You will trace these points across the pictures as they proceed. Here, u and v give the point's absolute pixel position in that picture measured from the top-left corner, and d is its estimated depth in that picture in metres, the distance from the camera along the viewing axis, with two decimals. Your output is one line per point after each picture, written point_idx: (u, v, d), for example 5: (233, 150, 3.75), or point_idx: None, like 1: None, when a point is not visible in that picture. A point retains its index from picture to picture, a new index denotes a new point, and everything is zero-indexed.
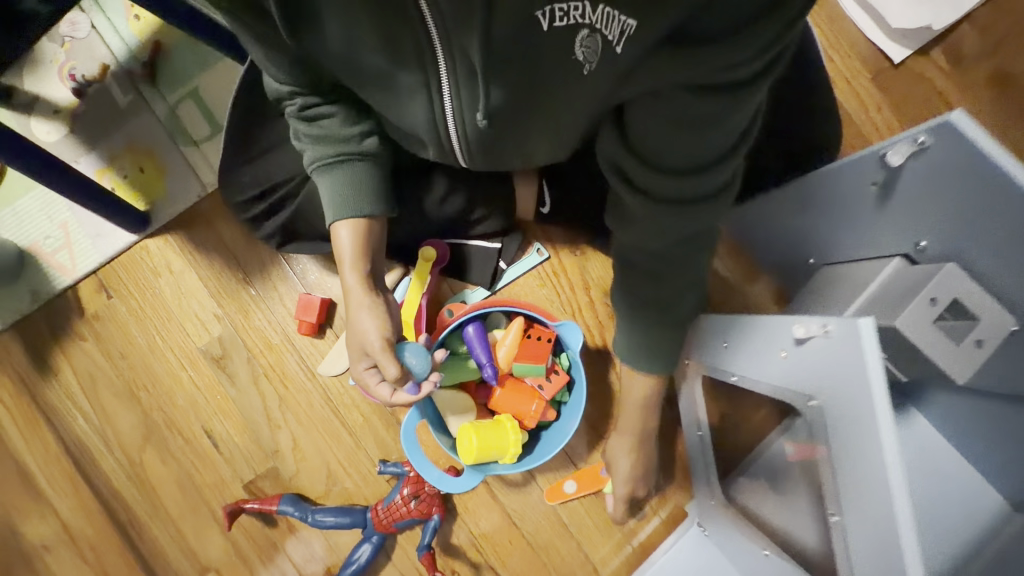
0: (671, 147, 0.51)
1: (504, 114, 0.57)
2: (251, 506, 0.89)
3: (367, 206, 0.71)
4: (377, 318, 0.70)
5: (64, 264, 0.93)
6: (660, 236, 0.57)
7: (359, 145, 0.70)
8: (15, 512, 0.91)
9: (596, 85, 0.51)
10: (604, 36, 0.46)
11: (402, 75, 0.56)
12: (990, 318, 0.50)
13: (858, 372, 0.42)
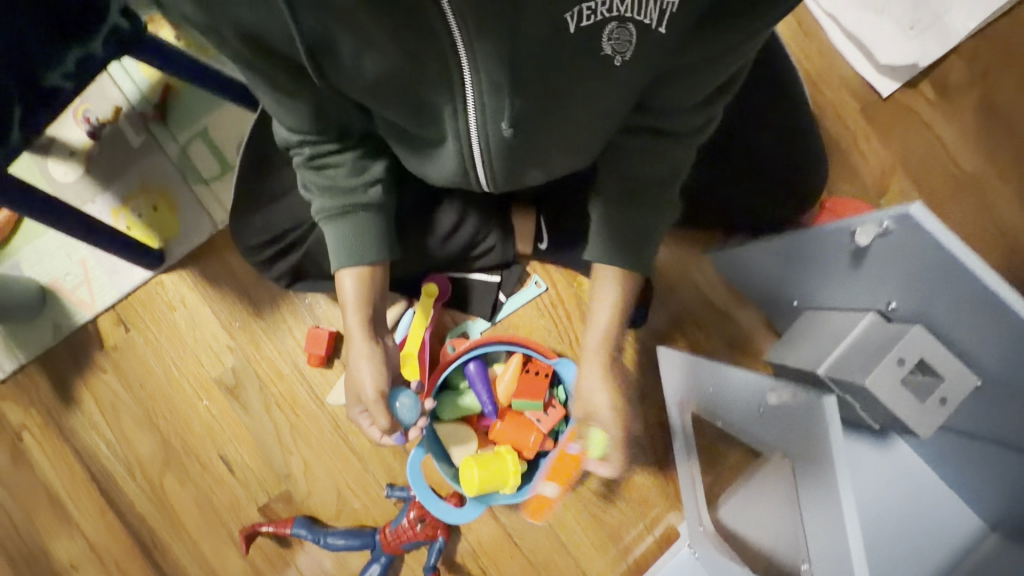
0: (681, 97, 0.61)
1: (527, 122, 0.60)
2: (267, 529, 0.94)
3: (371, 254, 0.74)
4: (376, 372, 0.76)
5: (84, 300, 0.98)
6: (656, 169, 0.67)
7: (363, 196, 0.72)
8: (45, 534, 0.96)
9: (621, 76, 0.56)
10: (638, 24, 0.50)
11: (431, 91, 0.58)
12: (953, 377, 0.54)
13: (823, 444, 0.49)
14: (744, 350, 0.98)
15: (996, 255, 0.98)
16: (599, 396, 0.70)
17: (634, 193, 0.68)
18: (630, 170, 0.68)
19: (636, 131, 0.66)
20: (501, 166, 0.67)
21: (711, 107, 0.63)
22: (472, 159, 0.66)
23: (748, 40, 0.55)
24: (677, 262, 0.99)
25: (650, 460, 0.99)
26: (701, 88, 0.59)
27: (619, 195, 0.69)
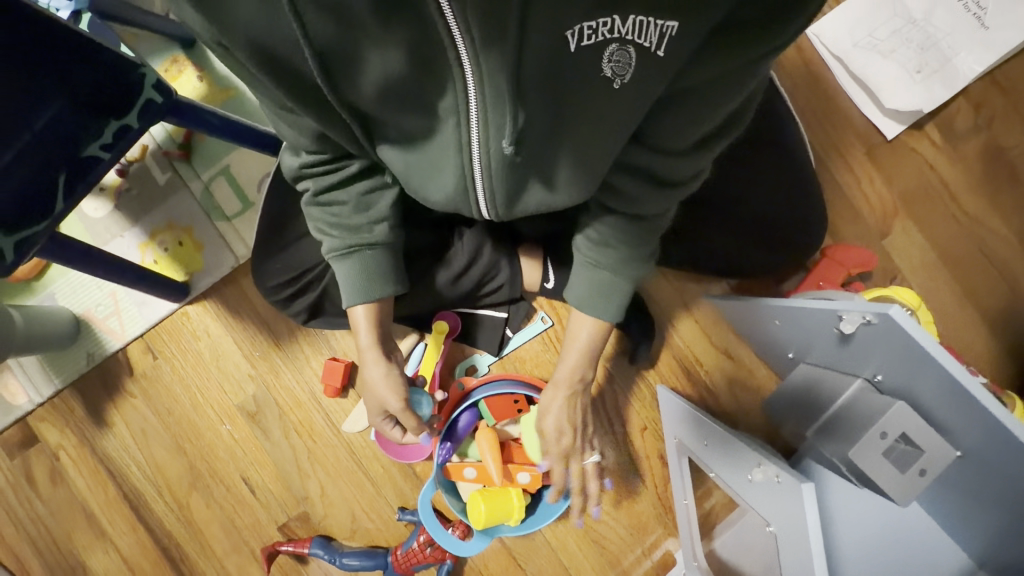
0: (684, 129, 0.64)
1: (528, 139, 0.61)
2: (286, 548, 1.00)
3: (380, 290, 0.78)
4: (392, 380, 0.82)
5: (115, 330, 1.04)
6: (653, 203, 0.72)
7: (370, 234, 0.76)
8: (82, 548, 1.04)
9: (626, 95, 0.59)
10: (637, 47, 0.53)
11: (439, 102, 0.59)
12: (932, 450, 0.57)
13: (802, 520, 0.56)
14: (742, 386, 1.02)
15: (994, 297, 1.01)
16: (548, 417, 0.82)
17: (635, 219, 0.74)
18: (636, 206, 0.73)
19: (637, 168, 0.70)
20: (505, 188, 0.69)
21: (715, 147, 0.68)
22: (473, 176, 0.67)
23: (750, 82, 0.59)
24: (679, 299, 1.02)
25: (649, 490, 1.03)
26: (702, 126, 0.63)
27: (622, 226, 0.75)
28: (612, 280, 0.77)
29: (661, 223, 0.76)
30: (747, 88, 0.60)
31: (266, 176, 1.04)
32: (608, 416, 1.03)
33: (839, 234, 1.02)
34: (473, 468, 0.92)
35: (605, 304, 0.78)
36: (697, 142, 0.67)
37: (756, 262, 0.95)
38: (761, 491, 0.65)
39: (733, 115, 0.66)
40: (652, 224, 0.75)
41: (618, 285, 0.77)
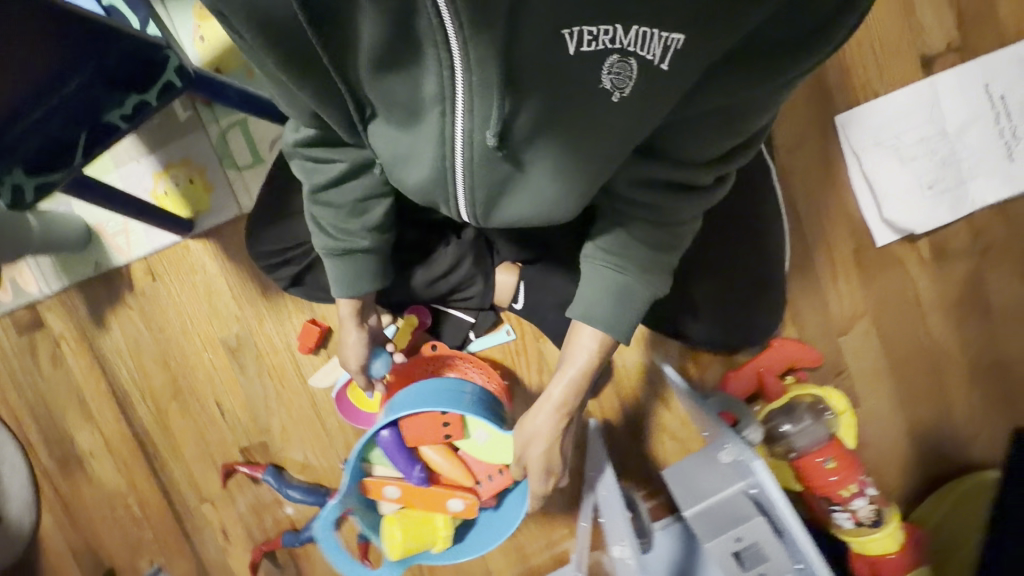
0: (704, 144, 0.63)
1: (517, 138, 0.59)
2: (242, 469, 1.16)
3: (364, 288, 0.86)
4: (362, 349, 0.93)
5: (122, 247, 1.13)
6: (660, 217, 0.69)
7: (362, 241, 0.83)
8: (71, 424, 1.19)
9: (621, 111, 0.58)
10: (639, 60, 0.53)
11: (424, 86, 0.56)
12: (776, 561, 0.68)
13: None
14: (670, 435, 1.11)
15: (925, 417, 1.07)
16: (545, 415, 0.77)
17: (648, 224, 0.70)
18: (657, 215, 0.69)
19: (648, 186, 0.68)
20: (486, 190, 0.65)
21: (726, 165, 0.67)
22: (454, 170, 0.63)
23: (759, 107, 0.60)
24: (635, 345, 1.09)
25: (563, 498, 1.16)
26: (714, 142, 0.63)
27: (631, 236, 0.70)
28: (627, 290, 0.70)
29: (679, 234, 0.71)
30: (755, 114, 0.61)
31: (281, 137, 1.08)
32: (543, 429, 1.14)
33: (804, 324, 1.05)
34: (398, 492, 1.00)
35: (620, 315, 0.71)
36: (706, 161, 0.65)
37: (716, 334, 1.00)
38: (620, 559, 0.73)
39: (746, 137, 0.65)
40: (669, 231, 0.70)
41: (633, 308, 0.71)
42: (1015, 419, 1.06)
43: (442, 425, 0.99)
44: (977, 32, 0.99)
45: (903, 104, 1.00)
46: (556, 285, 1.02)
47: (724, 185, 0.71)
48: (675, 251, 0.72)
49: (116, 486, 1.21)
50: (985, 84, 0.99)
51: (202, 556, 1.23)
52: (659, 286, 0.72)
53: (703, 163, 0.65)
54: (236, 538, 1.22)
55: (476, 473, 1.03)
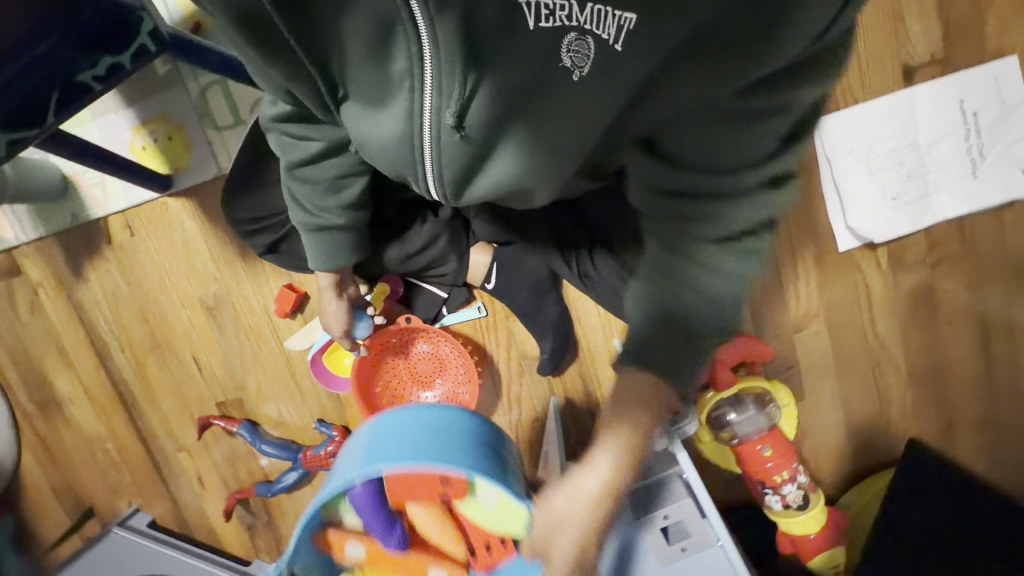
0: (730, 139, 0.50)
1: (481, 118, 0.56)
2: (218, 422, 1.22)
3: (342, 261, 0.91)
4: (342, 314, 1.01)
5: (99, 199, 1.13)
6: (706, 232, 0.53)
7: (339, 218, 0.86)
8: (52, 370, 1.23)
9: (590, 95, 0.53)
10: (597, 37, 0.49)
11: (393, 64, 0.55)
12: (698, 536, 0.80)
13: None
14: None
15: (864, 413, 1.14)
16: (585, 482, 0.56)
17: (689, 243, 0.54)
18: (696, 231, 0.53)
19: (681, 194, 0.53)
20: (454, 170, 0.63)
21: (782, 158, 0.51)
22: (421, 149, 0.61)
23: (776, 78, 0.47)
24: (600, 330, 1.16)
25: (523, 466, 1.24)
26: (753, 127, 0.49)
27: (672, 259, 0.55)
28: (673, 329, 0.54)
29: (738, 256, 0.53)
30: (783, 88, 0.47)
31: (261, 100, 1.07)
32: (507, 401, 1.20)
33: (761, 321, 1.10)
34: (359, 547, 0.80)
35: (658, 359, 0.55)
36: (753, 157, 0.50)
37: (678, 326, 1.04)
38: None
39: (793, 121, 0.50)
40: (724, 251, 0.53)
41: (681, 353, 0.54)
42: (945, 419, 1.15)
43: (443, 475, 0.78)
44: (960, 45, 1.00)
45: (879, 114, 1.02)
46: (526, 267, 1.06)
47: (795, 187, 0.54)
48: (743, 282, 0.53)
49: (97, 430, 1.27)
50: (960, 100, 1.01)
51: (179, 499, 1.30)
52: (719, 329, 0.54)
53: (743, 160, 0.50)
54: (211, 485, 1.29)
55: (470, 541, 0.83)
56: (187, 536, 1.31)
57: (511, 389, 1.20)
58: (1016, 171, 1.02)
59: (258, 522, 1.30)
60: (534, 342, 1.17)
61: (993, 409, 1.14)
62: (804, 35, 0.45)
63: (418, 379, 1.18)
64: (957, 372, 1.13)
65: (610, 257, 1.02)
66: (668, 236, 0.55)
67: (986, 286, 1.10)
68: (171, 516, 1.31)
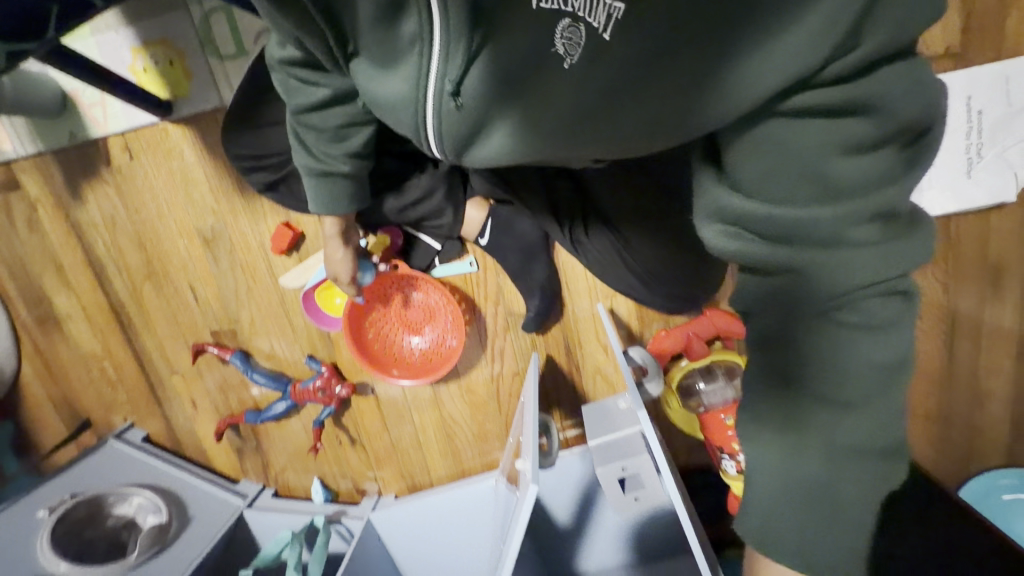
0: (803, 165, 0.40)
1: (479, 89, 0.53)
2: (212, 349, 1.27)
3: (341, 210, 0.95)
4: (349, 260, 1.05)
5: (98, 120, 1.12)
6: (815, 293, 0.41)
7: (342, 166, 0.89)
8: (52, 286, 1.27)
9: (585, 84, 0.50)
10: (589, 26, 0.47)
11: (403, 25, 0.53)
12: (650, 488, 0.86)
13: (527, 502, 0.80)
14: (603, 377, 1.25)
15: None
16: None
17: (793, 306, 0.42)
18: (798, 292, 0.41)
19: (768, 241, 0.42)
20: (454, 142, 0.58)
21: (878, 185, 0.39)
22: (423, 114, 0.57)
23: (816, 81, 0.40)
24: (586, 295, 1.19)
25: (501, 415, 1.31)
26: (827, 141, 0.40)
27: (784, 329, 0.42)
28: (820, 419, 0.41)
29: (865, 321, 0.40)
30: (813, 91, 0.40)
31: (265, 32, 1.05)
32: (491, 353, 1.25)
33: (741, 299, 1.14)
34: None
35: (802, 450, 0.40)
36: (851, 186, 0.39)
37: (662, 296, 1.08)
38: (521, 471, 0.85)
39: (883, 134, 0.39)
40: (854, 319, 0.40)
41: (836, 452, 0.40)
42: None
43: None
44: (976, 41, 0.99)
45: None
46: (520, 225, 1.09)
47: (927, 226, 0.41)
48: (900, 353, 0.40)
49: (95, 347, 1.32)
50: (967, 97, 1.00)
51: (172, 419, 1.37)
52: (874, 396, 0.40)
53: (822, 188, 0.40)
54: (204, 409, 1.35)
55: None
56: (179, 453, 1.39)
57: (495, 343, 1.25)
58: (1010, 174, 1.03)
59: (247, 447, 1.38)
60: (521, 301, 1.21)
61: (947, 404, 1.21)
62: (822, 30, 0.39)
63: (408, 324, 1.24)
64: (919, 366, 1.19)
65: (604, 225, 1.03)
66: (766, 299, 0.43)
67: (961, 286, 1.13)
68: (164, 434, 1.38)
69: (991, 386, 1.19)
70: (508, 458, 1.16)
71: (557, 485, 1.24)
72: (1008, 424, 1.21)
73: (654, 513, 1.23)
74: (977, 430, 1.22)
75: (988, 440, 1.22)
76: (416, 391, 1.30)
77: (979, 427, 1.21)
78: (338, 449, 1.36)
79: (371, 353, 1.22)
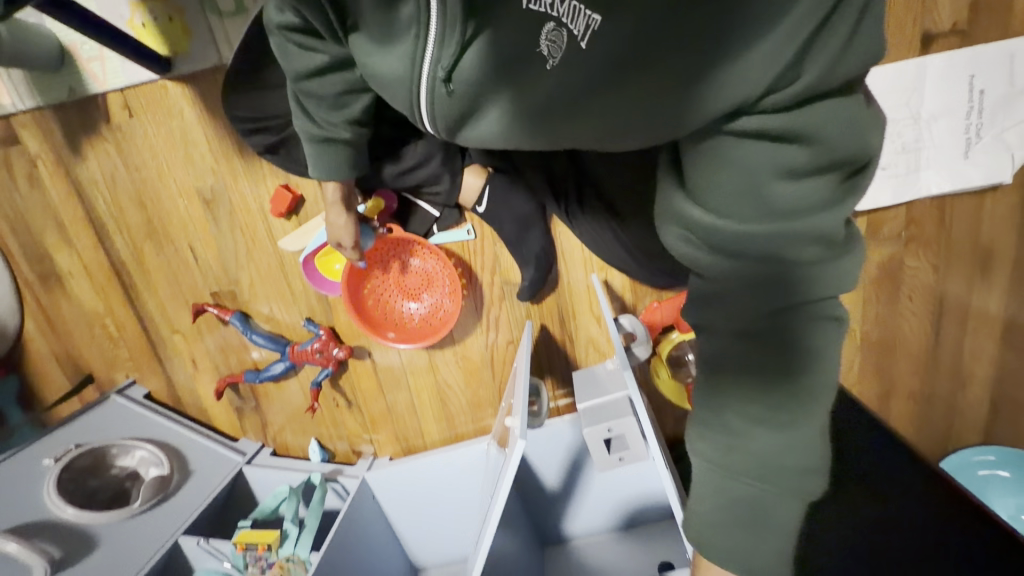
0: (755, 187, 0.48)
1: (469, 77, 0.59)
2: (211, 310, 1.29)
3: (341, 177, 0.95)
4: (350, 223, 1.05)
5: (97, 75, 1.11)
6: (772, 296, 0.48)
7: (343, 134, 0.90)
8: (53, 243, 1.28)
9: (567, 82, 0.56)
10: (570, 32, 0.53)
11: (403, 12, 0.61)
12: (635, 450, 0.90)
13: (516, 455, 0.83)
14: (595, 348, 1.28)
15: None
16: None
17: (748, 307, 0.49)
18: (750, 296, 0.49)
19: (733, 253, 0.49)
20: (446, 121, 0.65)
21: (812, 204, 0.47)
22: (417, 92, 0.65)
23: (761, 110, 0.49)
24: (581, 267, 1.21)
25: (495, 383, 1.34)
26: (776, 165, 0.48)
27: (754, 324, 0.49)
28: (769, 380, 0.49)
29: (804, 314, 0.48)
30: (760, 119, 0.49)
31: None
32: (486, 322, 1.27)
33: None
34: None
35: (763, 422, 0.48)
36: (792, 205, 0.47)
37: (655, 269, 1.10)
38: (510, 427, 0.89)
39: (816, 162, 0.48)
40: (807, 314, 0.48)
41: (782, 397, 0.48)
42: (884, 386, 1.25)
43: None
44: (984, 19, 0.98)
45: (886, 80, 1.01)
46: (517, 194, 1.09)
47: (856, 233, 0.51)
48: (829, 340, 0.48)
49: (96, 305, 1.34)
50: (970, 76, 1.00)
51: (173, 378, 1.40)
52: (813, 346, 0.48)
53: (768, 205, 0.48)
54: (204, 369, 1.38)
55: None
56: (180, 411, 1.43)
57: (491, 311, 1.26)
58: (1007, 157, 1.04)
59: (246, 406, 1.41)
60: (517, 271, 1.23)
61: (929, 384, 1.24)
62: (769, 55, 0.47)
63: (406, 290, 1.25)
64: (906, 346, 1.21)
65: (599, 199, 1.05)
66: (734, 303, 0.50)
67: (951, 268, 1.15)
68: (165, 391, 1.41)
69: (973, 368, 1.22)
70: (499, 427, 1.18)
71: (547, 452, 1.28)
72: (987, 405, 1.24)
73: (639, 483, 1.28)
74: (956, 410, 1.25)
75: (967, 420, 1.26)
76: (412, 357, 1.32)
77: (958, 407, 1.24)
78: (335, 411, 1.40)
79: (371, 317, 1.24)
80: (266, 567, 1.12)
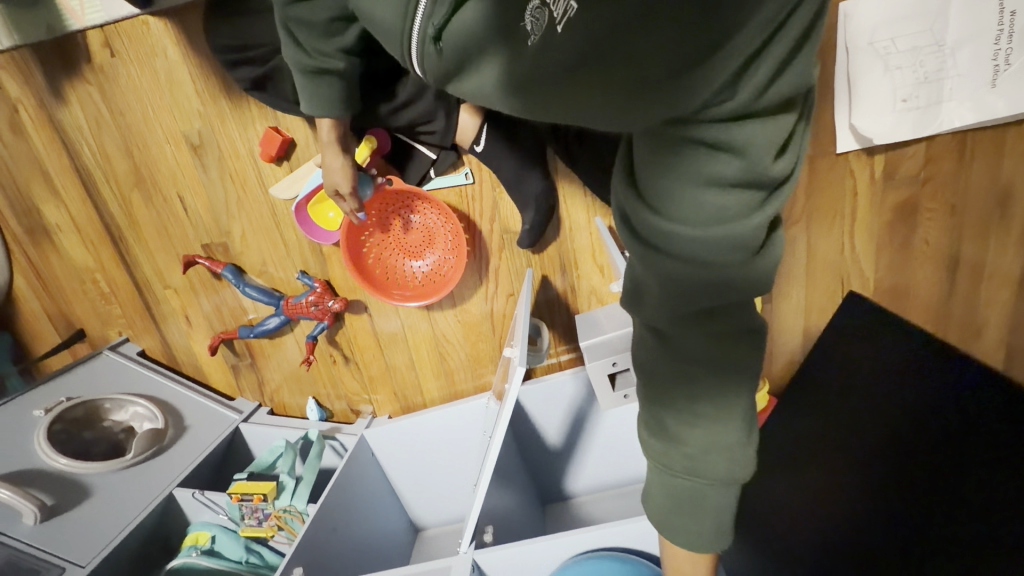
0: (694, 198, 0.46)
1: (452, 40, 0.58)
2: (202, 262, 1.25)
3: (333, 113, 0.90)
4: (348, 168, 1.01)
5: (75, 10, 1.05)
6: (701, 296, 0.49)
7: (335, 62, 0.85)
8: (38, 196, 1.25)
9: (533, 63, 0.51)
10: (551, 14, 0.47)
11: None
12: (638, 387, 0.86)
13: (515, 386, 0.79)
14: (598, 298, 1.24)
15: (820, 321, 1.20)
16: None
17: (681, 308, 0.50)
18: (683, 302, 0.50)
19: (665, 252, 0.49)
20: (435, 79, 0.64)
21: (746, 214, 0.46)
22: (408, 43, 0.64)
23: (706, 118, 0.45)
24: (584, 212, 1.16)
25: (495, 338, 1.30)
26: (706, 175, 0.46)
27: (681, 316, 0.51)
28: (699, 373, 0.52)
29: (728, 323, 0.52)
30: (703, 128, 0.45)
31: None
32: (486, 272, 1.23)
33: None
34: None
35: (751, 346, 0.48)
36: (726, 215, 0.46)
37: None
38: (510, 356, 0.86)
39: (750, 174, 0.45)
40: (729, 319, 0.51)
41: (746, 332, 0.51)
42: None
43: None
44: None
45: (910, 4, 0.95)
46: (515, 131, 1.05)
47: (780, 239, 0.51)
48: (741, 352, 0.52)
49: (86, 261, 1.31)
50: None
51: (167, 335, 1.37)
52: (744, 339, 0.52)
53: (708, 213, 0.46)
54: (197, 325, 1.35)
55: None
56: (175, 368, 1.41)
57: (490, 260, 1.22)
58: None
59: (242, 364, 1.38)
60: (517, 217, 1.18)
61: (941, 334, 1.19)
62: (737, 51, 0.41)
63: (406, 248, 1.21)
64: (919, 293, 1.17)
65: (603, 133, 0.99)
66: (664, 302, 0.51)
67: (973, 210, 1.09)
68: (159, 350, 1.39)
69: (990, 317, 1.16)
70: (500, 377, 1.13)
71: (549, 404, 1.25)
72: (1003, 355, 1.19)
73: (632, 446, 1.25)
74: None
75: None
76: (408, 312, 1.28)
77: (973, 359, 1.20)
78: (331, 367, 1.36)
79: (369, 275, 1.20)
80: (263, 518, 1.10)
